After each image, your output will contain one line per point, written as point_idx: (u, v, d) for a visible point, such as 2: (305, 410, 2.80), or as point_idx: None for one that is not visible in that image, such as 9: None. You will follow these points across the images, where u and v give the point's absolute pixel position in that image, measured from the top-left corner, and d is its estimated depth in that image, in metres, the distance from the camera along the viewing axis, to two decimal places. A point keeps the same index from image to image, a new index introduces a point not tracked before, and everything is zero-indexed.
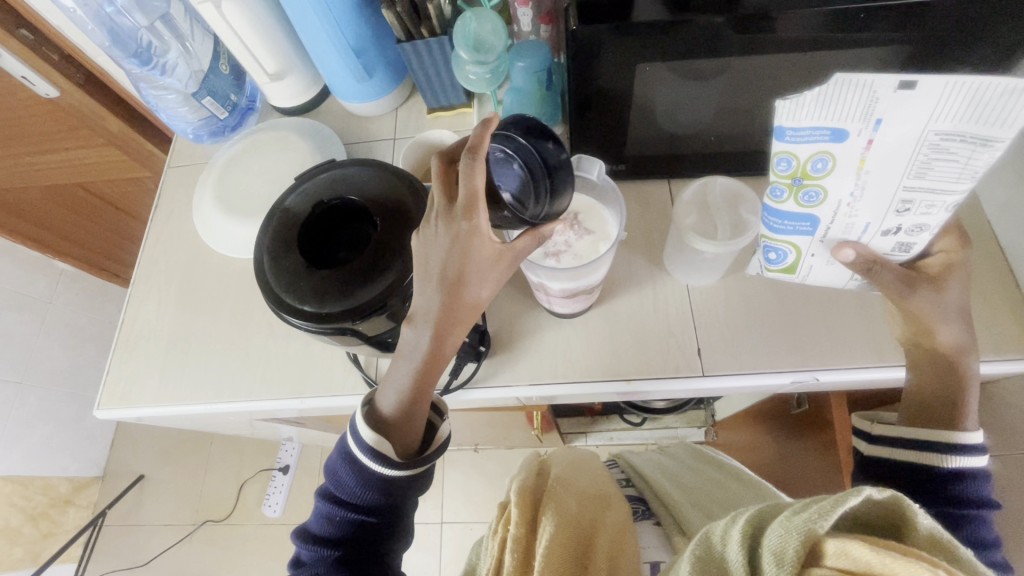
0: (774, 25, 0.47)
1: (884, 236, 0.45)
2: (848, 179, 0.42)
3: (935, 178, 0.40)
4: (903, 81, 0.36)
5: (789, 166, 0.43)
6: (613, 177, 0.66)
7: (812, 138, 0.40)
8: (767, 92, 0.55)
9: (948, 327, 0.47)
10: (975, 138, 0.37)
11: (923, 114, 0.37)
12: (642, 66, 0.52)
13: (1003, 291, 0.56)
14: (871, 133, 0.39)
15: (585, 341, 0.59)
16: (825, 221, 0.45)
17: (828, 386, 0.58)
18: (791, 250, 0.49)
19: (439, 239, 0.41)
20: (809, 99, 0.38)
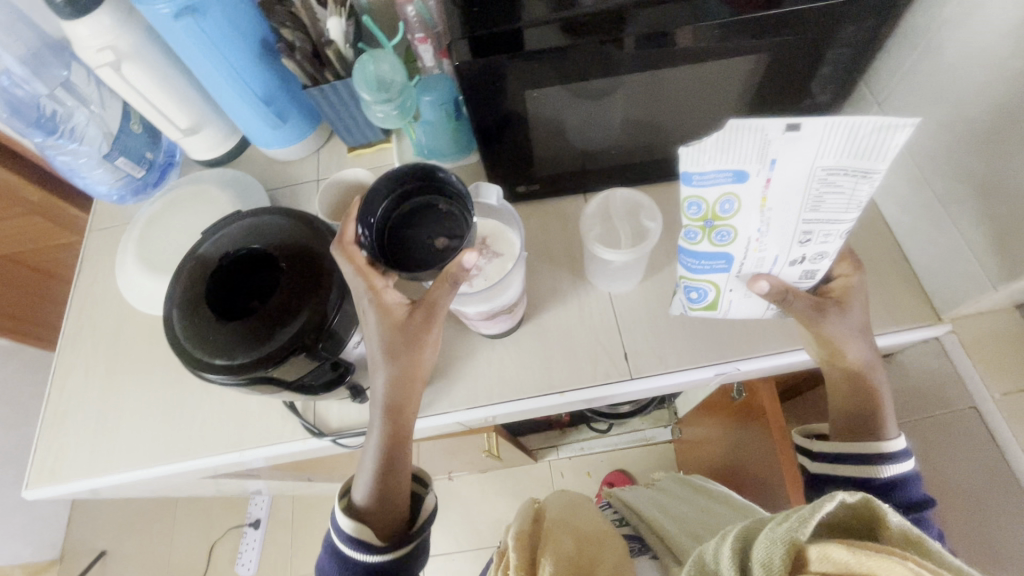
0: (645, 44, 0.50)
1: (791, 265, 0.47)
2: (754, 217, 0.44)
3: (829, 209, 0.43)
4: (790, 124, 0.39)
5: (699, 210, 0.44)
6: (531, 197, 0.68)
7: (717, 181, 0.42)
8: (655, 105, 0.58)
9: (850, 337, 0.50)
10: (857, 172, 0.41)
11: (810, 153, 0.40)
12: (530, 91, 0.54)
13: (894, 267, 0.60)
14: (768, 172, 0.41)
15: (518, 359, 0.60)
16: (738, 256, 0.47)
17: (752, 374, 0.60)
18: (710, 287, 0.51)
19: (370, 321, 0.45)
20: (710, 145, 0.40)
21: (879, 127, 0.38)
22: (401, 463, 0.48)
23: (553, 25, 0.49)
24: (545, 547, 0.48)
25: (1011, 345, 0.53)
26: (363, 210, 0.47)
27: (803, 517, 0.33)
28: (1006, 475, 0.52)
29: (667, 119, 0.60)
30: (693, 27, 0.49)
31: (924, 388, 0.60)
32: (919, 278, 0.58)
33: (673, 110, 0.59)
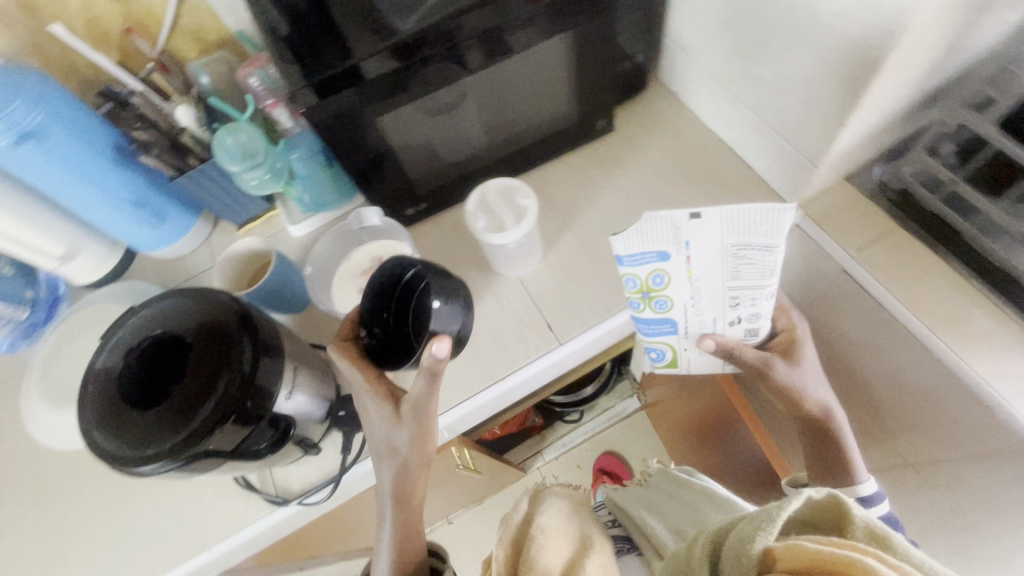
0: (468, 49, 0.55)
1: (733, 326, 0.57)
2: (684, 286, 0.54)
3: (748, 278, 0.52)
4: (692, 213, 0.48)
5: (635, 283, 0.54)
6: (422, 216, 0.72)
7: (645, 260, 0.52)
8: (501, 102, 0.64)
9: (805, 381, 0.59)
10: (762, 247, 0.49)
11: (716, 234, 0.50)
12: (383, 118, 0.58)
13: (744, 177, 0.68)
14: (686, 252, 0.51)
15: (454, 363, 0.63)
16: (682, 319, 0.57)
17: None
18: (667, 347, 0.60)
19: (379, 418, 0.51)
20: (631, 232, 0.51)
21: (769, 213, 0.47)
22: (415, 550, 0.50)
23: (382, 54, 0.53)
24: (528, 555, 0.44)
25: (848, 211, 0.63)
26: (365, 316, 0.56)
27: (771, 513, 0.34)
28: (878, 311, 0.60)
29: (515, 110, 0.66)
30: (501, 23, 0.54)
31: (804, 270, 0.69)
32: (764, 177, 0.66)
33: (518, 102, 0.65)
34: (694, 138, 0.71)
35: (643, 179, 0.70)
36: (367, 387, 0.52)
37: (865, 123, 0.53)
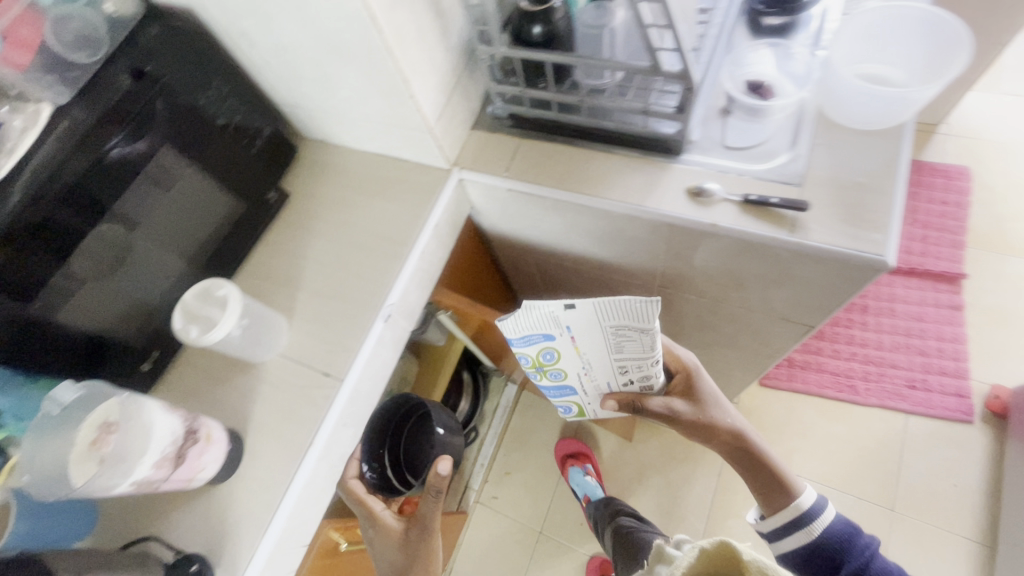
0: (86, 202, 0.56)
1: (626, 385, 0.76)
2: (575, 359, 0.74)
3: (631, 351, 0.68)
4: (565, 304, 0.65)
5: (528, 359, 0.77)
6: (165, 364, 0.70)
7: (534, 340, 0.73)
8: (164, 227, 0.66)
9: (714, 410, 0.77)
10: (631, 330, 0.65)
11: (594, 319, 0.66)
12: (47, 307, 0.56)
13: (405, 166, 0.79)
14: (569, 333, 0.70)
15: (265, 464, 0.63)
16: (578, 381, 0.79)
17: (411, 296, 0.73)
18: (572, 401, 0.87)
19: (385, 549, 0.71)
20: (512, 318, 0.70)
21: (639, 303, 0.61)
22: None
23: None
24: None
25: (484, 151, 0.77)
26: (366, 455, 0.78)
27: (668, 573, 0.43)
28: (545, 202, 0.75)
29: (186, 227, 0.68)
30: (101, 157, 0.56)
31: (496, 207, 0.82)
32: (417, 162, 0.78)
33: (181, 219, 0.67)
34: (354, 164, 0.81)
35: (336, 217, 0.77)
36: (375, 520, 0.72)
37: (433, 92, 0.67)
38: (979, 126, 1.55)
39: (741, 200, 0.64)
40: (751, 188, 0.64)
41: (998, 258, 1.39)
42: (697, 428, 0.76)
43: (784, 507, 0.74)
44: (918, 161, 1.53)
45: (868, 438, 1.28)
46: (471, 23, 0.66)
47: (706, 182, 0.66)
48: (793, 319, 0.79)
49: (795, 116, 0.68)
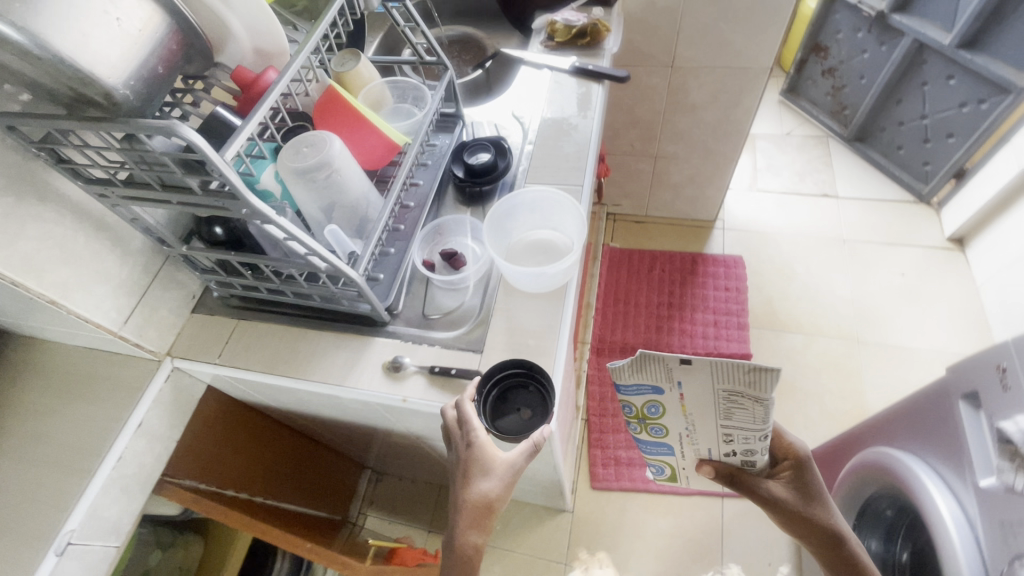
0: None
1: (727, 454, 0.74)
2: (679, 417, 0.67)
3: (740, 419, 0.63)
4: (681, 359, 0.56)
5: (633, 409, 0.67)
6: None
7: (641, 391, 0.64)
8: None
9: (832, 514, 0.80)
10: (745, 399, 0.58)
11: (709, 382, 0.58)
12: None
13: (110, 359, 0.73)
14: (679, 390, 0.61)
15: None
16: (676, 441, 0.72)
17: (108, 511, 0.67)
18: (665, 463, 0.81)
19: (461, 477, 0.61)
20: (625, 365, 0.60)
21: (753, 368, 0.54)
22: None
23: None
24: None
25: (198, 336, 0.76)
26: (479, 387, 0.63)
27: None
28: (260, 383, 0.74)
29: None
30: None
31: (227, 386, 0.79)
32: (122, 353, 0.73)
33: None
34: (59, 364, 0.75)
35: (28, 428, 0.70)
36: (469, 436, 0.60)
37: (108, 298, 0.65)
38: (745, 219, 1.81)
39: (428, 371, 0.67)
40: (439, 358, 0.68)
41: (775, 334, 1.57)
42: (795, 517, 0.79)
43: None
44: (703, 254, 1.75)
45: (690, 528, 1.33)
46: (142, 230, 0.64)
47: (401, 355, 0.68)
48: (536, 456, 0.82)
49: (484, 280, 0.75)
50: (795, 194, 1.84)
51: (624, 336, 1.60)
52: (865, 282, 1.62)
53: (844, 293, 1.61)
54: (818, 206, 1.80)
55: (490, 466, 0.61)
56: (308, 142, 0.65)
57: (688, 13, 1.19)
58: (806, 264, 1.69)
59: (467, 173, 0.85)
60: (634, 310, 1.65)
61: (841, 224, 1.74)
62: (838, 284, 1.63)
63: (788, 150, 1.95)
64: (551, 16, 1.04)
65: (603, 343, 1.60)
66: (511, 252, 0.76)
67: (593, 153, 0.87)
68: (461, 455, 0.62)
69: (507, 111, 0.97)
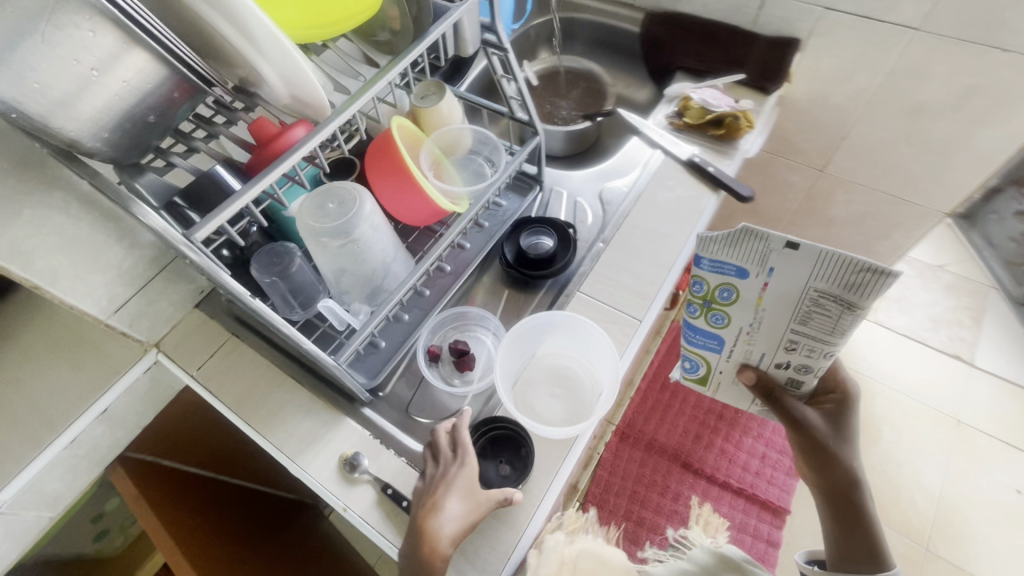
0: None
1: (778, 367, 0.63)
2: (749, 310, 0.57)
3: (814, 327, 0.55)
4: (788, 243, 0.49)
5: (702, 288, 0.58)
6: None
7: (724, 272, 0.55)
8: None
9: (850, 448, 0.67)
10: (835, 304, 0.51)
11: (803, 275, 0.51)
12: None
13: (79, 327, 0.69)
14: (766, 278, 0.53)
15: None
16: (729, 337, 0.61)
17: (47, 485, 0.66)
18: (702, 362, 0.68)
19: (444, 486, 0.53)
20: (720, 239, 0.52)
21: (864, 267, 0.47)
22: None
23: None
24: None
25: (186, 334, 0.71)
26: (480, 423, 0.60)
27: None
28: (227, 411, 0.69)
29: None
30: None
31: None
32: (94, 325, 0.69)
33: None
34: None
35: None
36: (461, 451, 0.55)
37: (101, 287, 0.62)
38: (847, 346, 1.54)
39: (379, 488, 0.58)
40: (399, 476, 0.59)
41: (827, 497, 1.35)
42: (817, 448, 0.67)
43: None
44: None
45: None
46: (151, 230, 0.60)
47: (361, 454, 0.60)
48: None
49: (486, 398, 0.65)
50: (919, 341, 1.53)
51: (656, 430, 1.44)
52: (963, 481, 1.33)
53: (930, 483, 1.33)
54: (942, 366, 1.49)
55: (473, 488, 0.53)
56: (335, 197, 0.57)
57: (864, 120, 0.96)
58: (900, 429, 1.40)
59: (518, 258, 0.73)
60: (680, 406, 1.47)
61: (962, 400, 1.43)
62: (926, 469, 1.35)
63: (932, 287, 1.63)
64: (689, 89, 0.86)
65: (631, 426, 1.45)
66: (529, 385, 0.63)
67: (671, 279, 0.71)
68: (440, 472, 0.54)
69: (595, 187, 0.82)
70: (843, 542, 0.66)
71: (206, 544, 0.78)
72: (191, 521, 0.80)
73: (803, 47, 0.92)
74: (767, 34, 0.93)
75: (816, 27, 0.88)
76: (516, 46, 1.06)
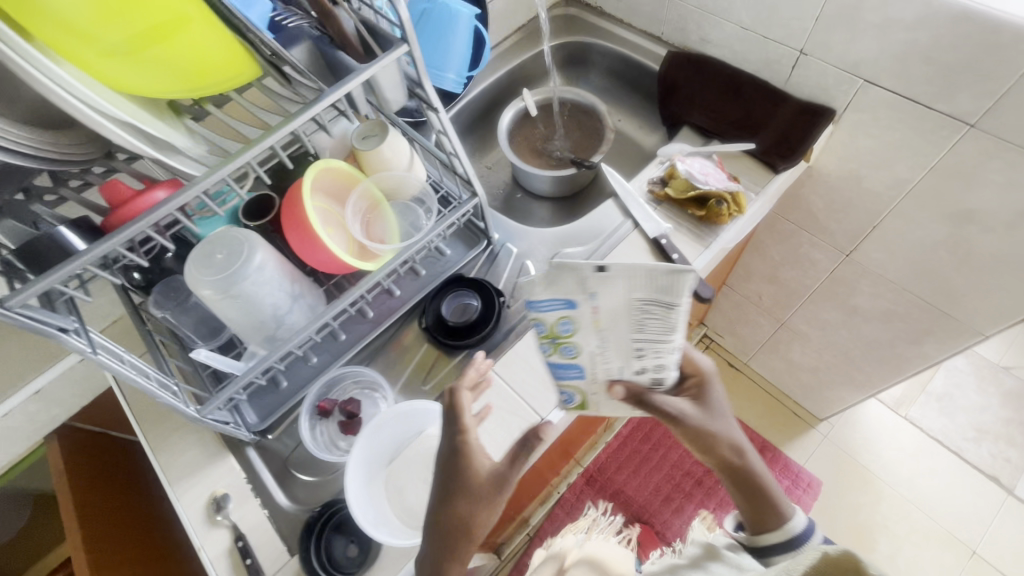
0: None
1: (641, 373, 0.47)
2: (591, 336, 0.45)
3: (653, 332, 0.44)
4: (599, 265, 0.41)
5: (543, 328, 0.46)
6: None
7: (554, 307, 0.44)
8: None
9: (719, 423, 0.56)
10: (661, 306, 0.42)
11: (623, 291, 0.42)
12: None
13: None
14: (593, 302, 0.43)
15: None
16: (587, 367, 0.48)
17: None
18: (576, 392, 0.51)
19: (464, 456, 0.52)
20: (539, 278, 0.43)
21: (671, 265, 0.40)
22: None
23: None
24: None
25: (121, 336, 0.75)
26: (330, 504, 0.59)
27: None
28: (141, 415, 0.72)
29: None
30: None
31: None
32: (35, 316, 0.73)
33: None
34: None
35: None
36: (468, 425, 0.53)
37: None
38: (864, 439, 1.37)
39: (234, 537, 0.59)
40: (256, 530, 0.59)
41: None
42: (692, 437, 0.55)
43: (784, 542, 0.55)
44: (779, 451, 1.36)
45: None
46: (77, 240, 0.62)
47: (230, 497, 0.61)
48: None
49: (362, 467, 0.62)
50: (953, 451, 1.34)
51: (626, 480, 1.39)
52: None
53: None
54: (971, 487, 1.30)
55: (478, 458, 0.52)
56: (225, 246, 0.55)
57: (898, 213, 0.81)
58: (900, 544, 1.24)
59: (439, 321, 0.69)
60: (658, 463, 1.39)
61: (986, 528, 1.24)
62: None
63: (985, 393, 1.41)
64: (679, 156, 0.76)
65: (600, 472, 1.40)
66: (406, 463, 0.60)
67: None
68: (459, 446, 0.53)
69: (550, 250, 0.75)
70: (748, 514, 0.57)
71: (114, 526, 0.80)
72: (112, 500, 0.83)
73: (838, 120, 0.78)
74: (798, 98, 0.79)
75: (855, 99, 0.74)
76: (524, 69, 0.98)
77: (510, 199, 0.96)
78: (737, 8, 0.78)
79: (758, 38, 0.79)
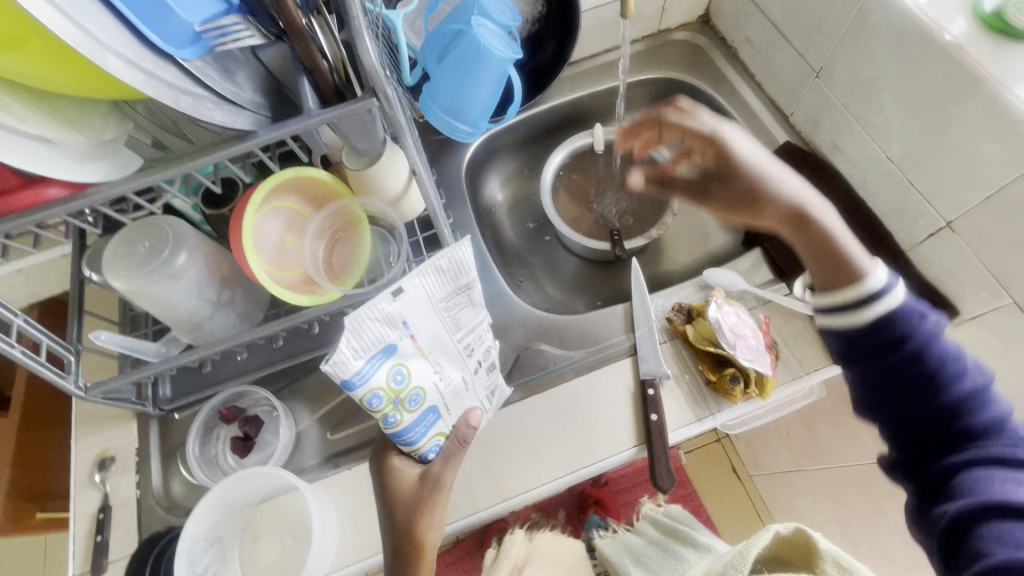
0: None
1: (477, 371, 0.53)
2: (422, 363, 0.47)
3: (468, 320, 0.50)
4: (393, 291, 0.42)
5: (380, 397, 0.43)
6: None
7: (376, 365, 0.42)
8: None
9: (774, 184, 0.47)
10: (460, 290, 0.48)
11: (425, 300, 0.45)
12: None
13: None
14: (409, 331, 0.45)
15: None
16: (438, 402, 0.49)
17: None
18: (439, 437, 0.50)
19: (397, 490, 0.50)
20: (347, 345, 0.39)
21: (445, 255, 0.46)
22: None
23: None
24: None
25: None
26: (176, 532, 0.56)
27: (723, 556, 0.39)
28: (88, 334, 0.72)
29: None
30: None
31: None
32: None
33: None
34: None
35: None
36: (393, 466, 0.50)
37: None
38: None
39: (100, 505, 0.59)
40: (124, 506, 0.59)
41: None
42: (740, 202, 0.49)
43: (851, 295, 0.44)
44: None
45: None
46: None
47: (113, 463, 0.61)
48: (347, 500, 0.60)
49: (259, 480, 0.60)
50: None
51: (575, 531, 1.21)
52: None
53: None
54: None
55: (404, 486, 0.50)
56: (152, 236, 0.51)
57: None
58: None
59: None
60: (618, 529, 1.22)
61: None
62: None
63: None
64: (719, 295, 0.60)
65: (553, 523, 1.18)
66: (274, 514, 0.57)
67: (492, 512, 0.56)
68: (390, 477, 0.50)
69: (523, 340, 0.65)
70: (820, 268, 0.46)
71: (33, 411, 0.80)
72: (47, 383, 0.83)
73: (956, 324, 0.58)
74: (918, 276, 0.59)
75: (991, 316, 0.53)
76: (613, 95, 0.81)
77: (536, 239, 0.83)
78: (892, 131, 0.57)
79: (901, 180, 0.58)
